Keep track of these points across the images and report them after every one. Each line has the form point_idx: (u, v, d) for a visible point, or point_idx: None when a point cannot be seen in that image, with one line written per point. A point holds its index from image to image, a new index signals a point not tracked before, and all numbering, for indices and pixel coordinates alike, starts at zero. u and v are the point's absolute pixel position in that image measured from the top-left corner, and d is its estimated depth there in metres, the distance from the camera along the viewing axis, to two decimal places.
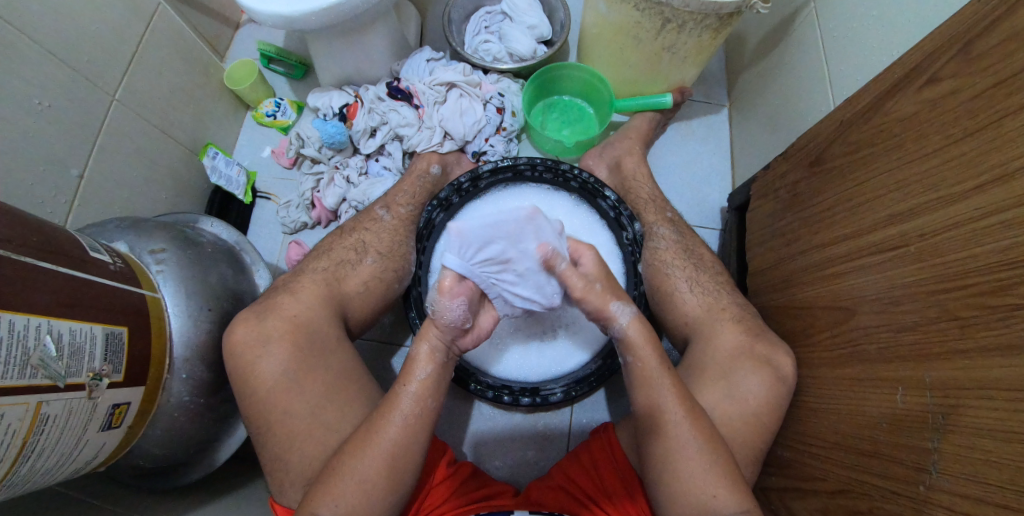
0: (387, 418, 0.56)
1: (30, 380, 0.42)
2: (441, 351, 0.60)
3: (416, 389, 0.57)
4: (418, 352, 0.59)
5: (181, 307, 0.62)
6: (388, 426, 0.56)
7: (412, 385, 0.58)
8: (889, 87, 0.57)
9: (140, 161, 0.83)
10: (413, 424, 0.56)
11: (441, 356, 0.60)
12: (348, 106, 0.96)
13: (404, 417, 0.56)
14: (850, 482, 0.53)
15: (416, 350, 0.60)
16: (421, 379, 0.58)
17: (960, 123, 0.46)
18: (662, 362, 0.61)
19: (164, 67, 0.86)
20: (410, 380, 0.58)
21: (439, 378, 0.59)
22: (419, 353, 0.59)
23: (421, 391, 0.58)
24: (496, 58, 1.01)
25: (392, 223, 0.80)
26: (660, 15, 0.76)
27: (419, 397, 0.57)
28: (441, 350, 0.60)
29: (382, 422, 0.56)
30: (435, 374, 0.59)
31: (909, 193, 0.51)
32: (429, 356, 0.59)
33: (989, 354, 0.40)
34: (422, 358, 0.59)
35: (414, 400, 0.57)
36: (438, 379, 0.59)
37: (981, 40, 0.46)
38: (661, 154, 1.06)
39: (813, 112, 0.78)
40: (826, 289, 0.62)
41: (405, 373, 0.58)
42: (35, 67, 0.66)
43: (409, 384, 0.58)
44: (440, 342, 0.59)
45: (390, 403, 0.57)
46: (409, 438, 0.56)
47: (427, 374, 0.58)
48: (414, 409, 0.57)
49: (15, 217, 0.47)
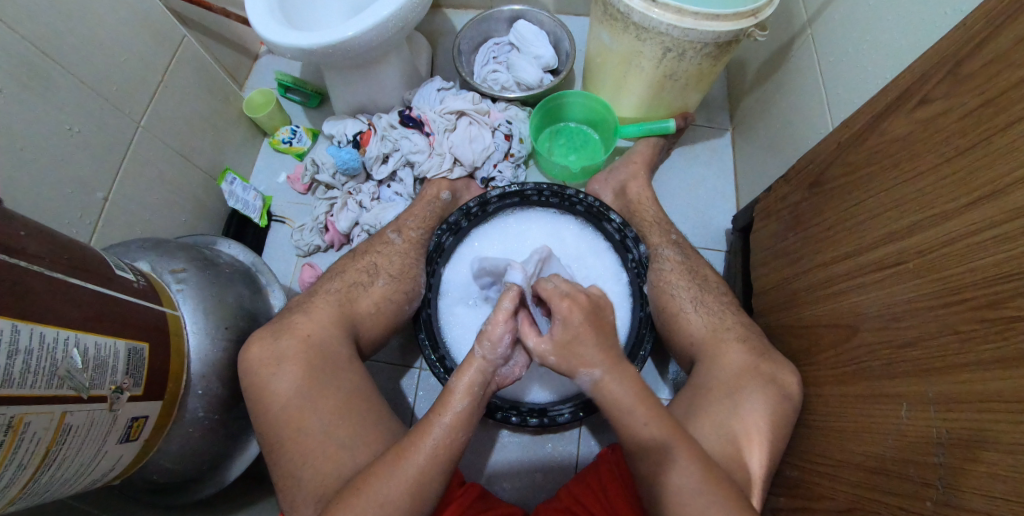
0: (417, 445, 0.56)
1: (56, 390, 0.44)
2: (479, 386, 0.60)
3: (449, 421, 0.58)
4: (456, 385, 0.60)
5: (198, 324, 0.64)
6: (419, 455, 0.56)
7: (446, 416, 0.58)
8: (882, 110, 0.59)
9: (162, 185, 0.87)
10: (439, 454, 0.56)
11: (478, 389, 0.60)
12: (362, 133, 1.00)
13: (425, 442, 0.57)
14: (858, 501, 0.53)
15: (452, 384, 0.60)
16: (456, 411, 0.58)
17: (952, 142, 0.48)
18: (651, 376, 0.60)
19: (187, 96, 0.91)
20: (445, 411, 0.58)
21: (474, 411, 0.60)
22: (458, 387, 0.59)
23: (453, 423, 0.58)
24: (504, 87, 1.05)
25: (402, 246, 0.82)
26: (661, 45, 0.79)
27: (450, 430, 0.58)
28: (479, 382, 0.60)
29: (413, 448, 0.56)
30: (470, 409, 0.59)
31: (907, 211, 0.52)
32: (468, 389, 0.59)
33: (988, 367, 0.41)
34: (459, 391, 0.60)
35: (446, 431, 0.57)
36: (472, 412, 0.60)
37: (967, 62, 0.48)
38: (665, 178, 1.08)
39: (813, 134, 0.81)
40: (829, 308, 0.63)
41: (440, 405, 0.59)
42: (67, 96, 0.70)
43: (444, 415, 0.58)
44: (479, 376, 0.60)
45: (422, 430, 0.58)
46: (433, 467, 0.56)
47: (463, 408, 0.59)
48: (435, 434, 0.57)
49: (49, 236, 0.50)
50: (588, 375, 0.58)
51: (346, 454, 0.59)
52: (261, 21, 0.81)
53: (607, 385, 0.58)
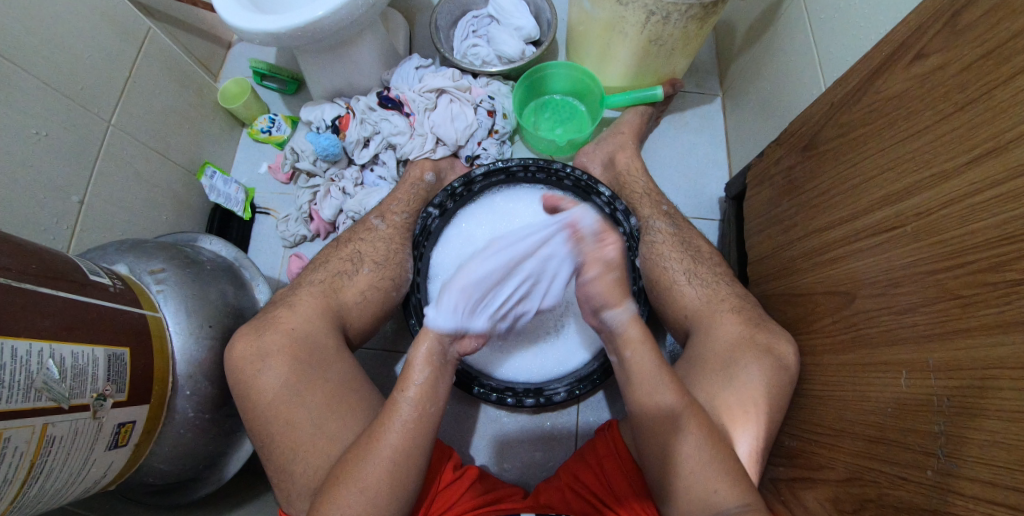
0: (386, 425, 0.56)
1: (34, 403, 0.43)
2: (437, 354, 0.60)
3: (414, 396, 0.58)
4: (415, 357, 0.60)
5: (182, 325, 0.63)
6: (388, 433, 0.56)
7: (409, 390, 0.58)
8: (877, 65, 0.56)
9: (139, 183, 0.85)
10: (411, 429, 0.56)
11: (438, 358, 0.60)
12: (341, 118, 0.97)
13: (404, 423, 0.56)
14: (857, 470, 0.53)
15: (412, 355, 0.60)
16: (418, 385, 0.58)
17: (950, 97, 0.46)
18: (656, 357, 0.62)
19: (158, 89, 0.88)
20: (408, 386, 0.58)
21: (437, 383, 0.60)
22: (417, 357, 0.60)
23: (420, 397, 0.58)
24: (484, 62, 1.02)
25: (387, 232, 0.80)
26: (644, 8, 0.75)
27: (417, 403, 0.58)
28: (438, 350, 0.61)
29: (382, 429, 0.56)
30: (432, 379, 0.59)
31: (904, 170, 0.50)
32: (426, 359, 0.60)
33: (990, 332, 0.40)
34: (418, 362, 0.60)
35: (413, 405, 0.57)
36: (436, 382, 0.60)
37: (967, 11, 0.45)
38: (656, 147, 1.05)
39: (806, 95, 0.78)
40: (825, 275, 0.62)
41: (403, 380, 0.59)
42: (32, 98, 0.67)
43: (407, 391, 0.58)
44: (436, 344, 0.60)
45: (389, 409, 0.58)
46: (405, 446, 0.56)
47: (424, 380, 0.59)
48: (414, 415, 0.57)
49: (15, 246, 0.48)
50: (617, 312, 0.64)
51: (339, 447, 0.59)
52: (225, 6, 0.77)
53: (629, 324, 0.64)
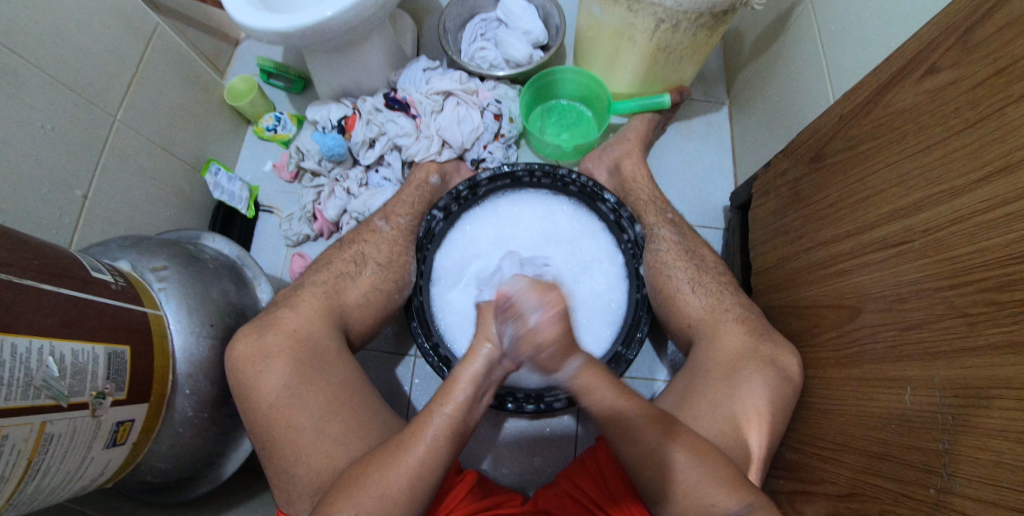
0: (417, 436, 0.56)
1: (33, 400, 0.43)
2: (483, 376, 0.58)
3: (451, 411, 0.57)
4: (462, 374, 0.58)
5: (182, 323, 0.62)
6: (416, 445, 0.55)
7: (449, 405, 0.57)
8: (888, 79, 0.56)
9: (143, 179, 0.84)
10: (440, 445, 0.55)
11: (483, 379, 0.58)
12: (347, 118, 0.97)
13: (435, 436, 0.56)
14: (859, 486, 0.52)
15: (457, 372, 0.59)
16: (458, 402, 0.57)
17: (962, 114, 0.45)
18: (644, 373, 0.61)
19: (164, 85, 0.88)
20: (448, 401, 0.57)
21: (476, 403, 0.59)
22: (463, 374, 0.58)
23: (456, 414, 0.57)
24: (492, 65, 1.01)
25: (391, 234, 0.80)
26: (653, 16, 0.75)
27: (452, 420, 0.57)
28: (484, 372, 0.58)
29: (412, 440, 0.56)
30: (472, 398, 0.58)
31: (914, 185, 0.50)
32: (472, 379, 0.58)
33: (998, 352, 0.39)
34: (463, 380, 0.58)
35: (447, 421, 0.57)
36: (475, 401, 0.59)
37: (979, 28, 0.45)
38: (661, 155, 1.05)
39: (814, 107, 0.77)
40: (831, 288, 0.61)
41: (444, 395, 0.58)
42: (38, 92, 0.67)
43: (445, 406, 0.57)
44: (484, 366, 0.58)
45: (422, 422, 0.57)
46: (433, 459, 0.55)
47: (466, 397, 0.57)
48: (446, 429, 0.56)
49: (18, 241, 0.48)
50: (573, 367, 0.57)
51: (338, 450, 0.58)
52: (234, 4, 0.77)
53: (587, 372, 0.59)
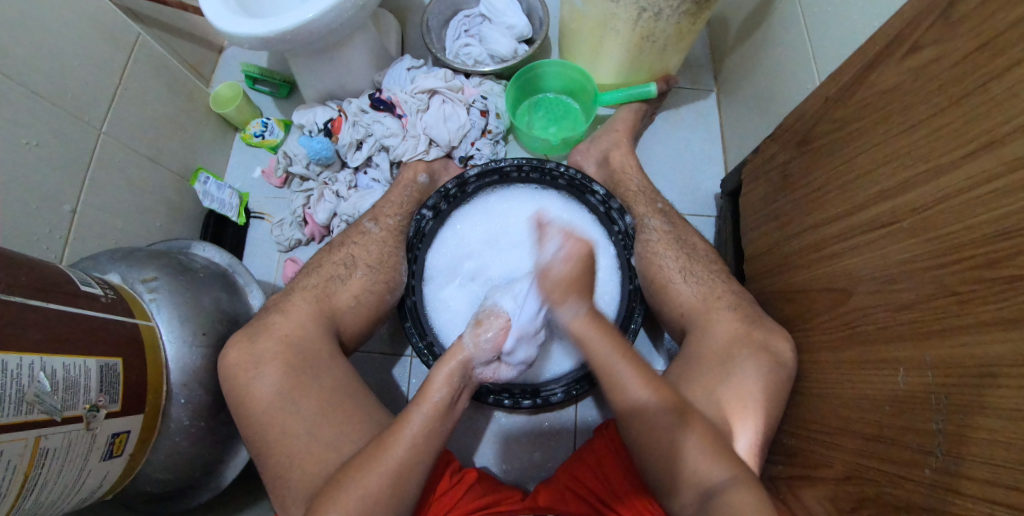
0: (396, 436, 0.56)
1: (26, 415, 0.43)
2: (457, 376, 0.60)
3: (428, 411, 0.58)
4: (436, 375, 0.60)
5: (175, 333, 0.62)
6: (397, 445, 0.56)
7: (425, 405, 0.58)
8: (871, 59, 0.55)
9: (132, 191, 0.84)
10: (419, 443, 0.56)
11: (457, 380, 0.61)
12: (333, 120, 0.97)
13: (414, 435, 0.56)
14: (855, 468, 0.52)
15: (433, 373, 0.61)
16: (434, 401, 0.58)
17: (946, 90, 0.45)
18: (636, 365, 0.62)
19: (149, 95, 0.87)
20: (424, 401, 0.58)
21: (452, 401, 0.60)
22: (437, 376, 0.60)
23: (433, 413, 0.58)
24: (477, 62, 1.01)
25: (380, 235, 0.80)
26: (635, 4, 0.75)
27: (430, 418, 0.58)
28: (459, 372, 0.61)
29: (391, 440, 0.56)
30: (448, 399, 0.59)
31: (901, 164, 0.49)
32: (446, 380, 0.60)
33: (990, 329, 0.39)
34: (438, 381, 0.60)
35: (426, 420, 0.57)
36: (451, 402, 0.60)
37: (961, 2, 0.44)
38: (651, 145, 1.04)
39: (800, 90, 0.77)
40: (822, 271, 0.61)
41: (420, 395, 0.59)
42: (20, 107, 0.67)
43: (422, 405, 0.58)
44: (460, 364, 0.61)
45: (400, 422, 0.57)
46: (414, 457, 0.56)
47: (441, 397, 0.59)
48: (425, 428, 0.57)
49: (6, 258, 0.48)
50: (572, 310, 0.60)
51: (334, 453, 0.59)
52: (214, 11, 0.77)
53: (584, 322, 0.60)
